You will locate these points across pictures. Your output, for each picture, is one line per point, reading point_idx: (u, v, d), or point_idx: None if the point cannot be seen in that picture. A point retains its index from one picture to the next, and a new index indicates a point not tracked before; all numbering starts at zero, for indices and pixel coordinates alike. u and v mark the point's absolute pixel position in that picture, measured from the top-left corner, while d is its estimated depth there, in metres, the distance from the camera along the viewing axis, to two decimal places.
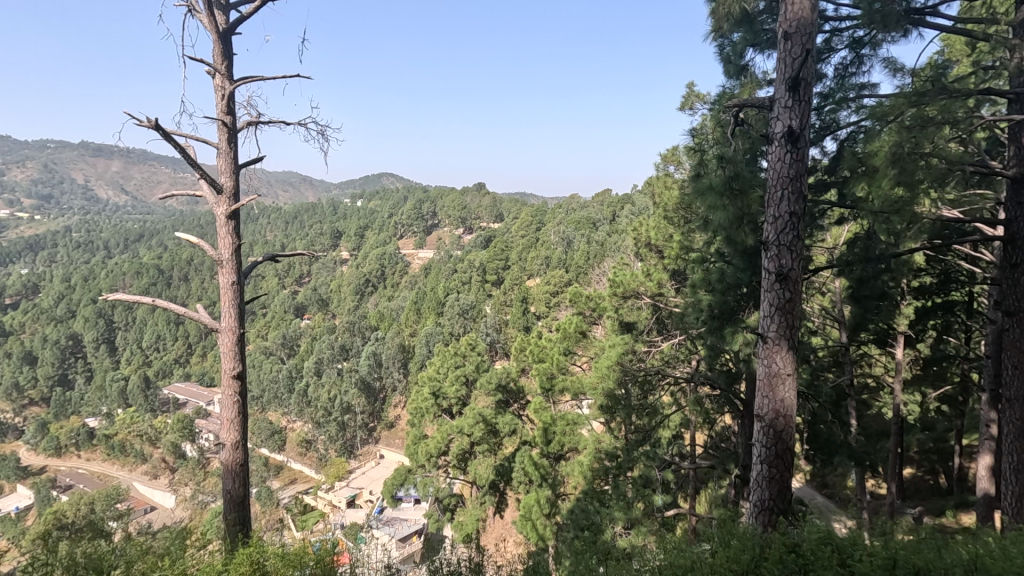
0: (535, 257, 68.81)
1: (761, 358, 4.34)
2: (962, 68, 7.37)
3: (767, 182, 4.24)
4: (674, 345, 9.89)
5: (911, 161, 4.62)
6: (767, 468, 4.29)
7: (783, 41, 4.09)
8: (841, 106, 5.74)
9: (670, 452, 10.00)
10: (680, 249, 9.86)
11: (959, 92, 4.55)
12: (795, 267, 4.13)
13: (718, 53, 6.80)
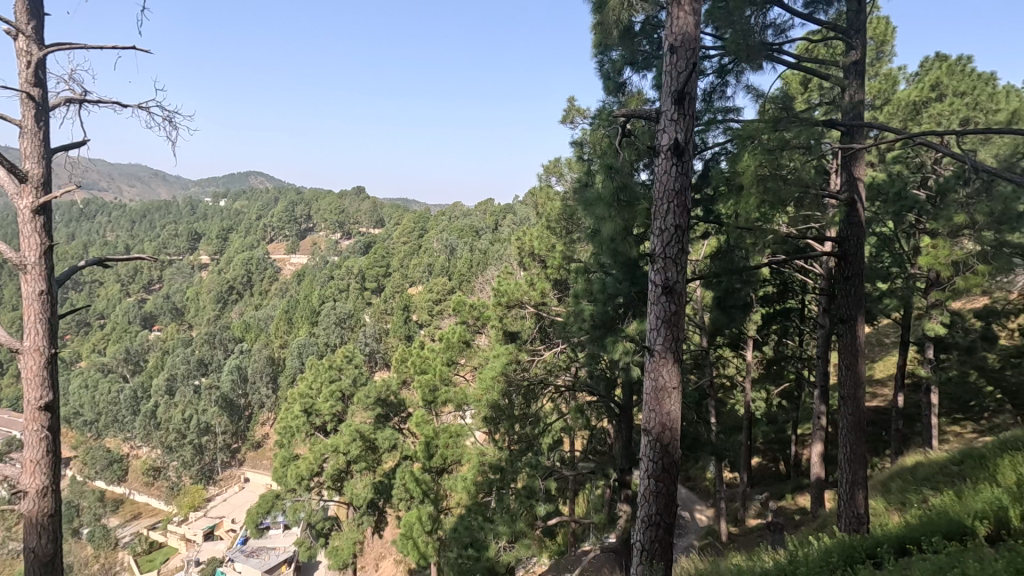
0: (416, 263, 67.62)
1: (649, 372, 4.40)
2: (800, 103, 8.38)
3: (654, 194, 4.33)
4: (556, 353, 10.03)
5: (772, 181, 4.99)
6: (654, 482, 4.33)
7: (669, 54, 4.21)
8: (710, 127, 6.21)
9: (552, 459, 10.13)
10: (562, 259, 10.12)
11: (809, 121, 5.03)
12: (679, 280, 4.25)
13: (599, 69, 6.99)
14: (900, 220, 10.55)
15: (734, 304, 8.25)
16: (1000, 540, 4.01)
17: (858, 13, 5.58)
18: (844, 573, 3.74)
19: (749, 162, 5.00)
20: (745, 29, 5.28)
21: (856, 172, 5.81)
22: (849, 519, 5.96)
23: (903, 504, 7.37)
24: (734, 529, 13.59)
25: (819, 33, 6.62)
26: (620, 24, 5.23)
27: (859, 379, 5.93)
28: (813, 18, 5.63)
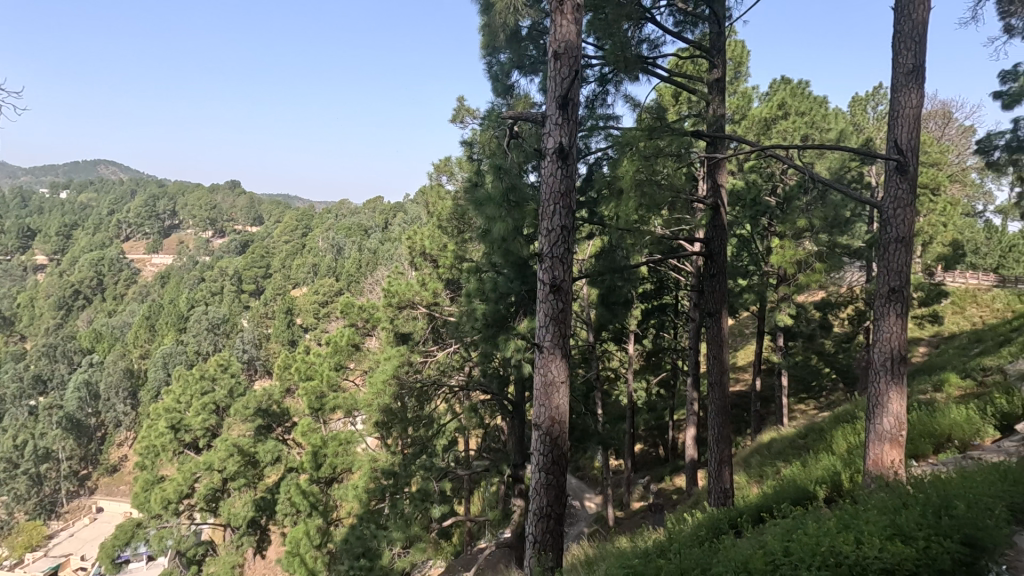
0: (300, 263, 63.88)
1: (538, 368, 4.52)
2: (671, 115, 9.11)
3: (541, 196, 4.46)
4: (449, 354, 9.98)
5: (648, 185, 5.34)
6: (545, 475, 4.46)
7: (554, 60, 4.35)
8: (593, 133, 6.53)
9: (447, 460, 10.10)
10: (454, 259, 10.15)
11: (679, 131, 5.46)
12: (566, 279, 4.41)
13: (488, 71, 7.07)
14: (755, 224, 11.87)
15: (617, 301, 8.76)
16: (834, 500, 4.64)
17: (720, 35, 6.15)
18: (714, 543, 4.11)
19: (628, 167, 5.31)
20: (622, 41, 5.61)
21: (719, 179, 6.41)
22: (718, 494, 6.57)
23: (760, 477, 8.30)
24: (620, 512, 14.47)
25: (687, 50, 7.22)
26: (507, 28, 5.24)
27: (723, 366, 6.55)
28: (682, 36, 6.11)
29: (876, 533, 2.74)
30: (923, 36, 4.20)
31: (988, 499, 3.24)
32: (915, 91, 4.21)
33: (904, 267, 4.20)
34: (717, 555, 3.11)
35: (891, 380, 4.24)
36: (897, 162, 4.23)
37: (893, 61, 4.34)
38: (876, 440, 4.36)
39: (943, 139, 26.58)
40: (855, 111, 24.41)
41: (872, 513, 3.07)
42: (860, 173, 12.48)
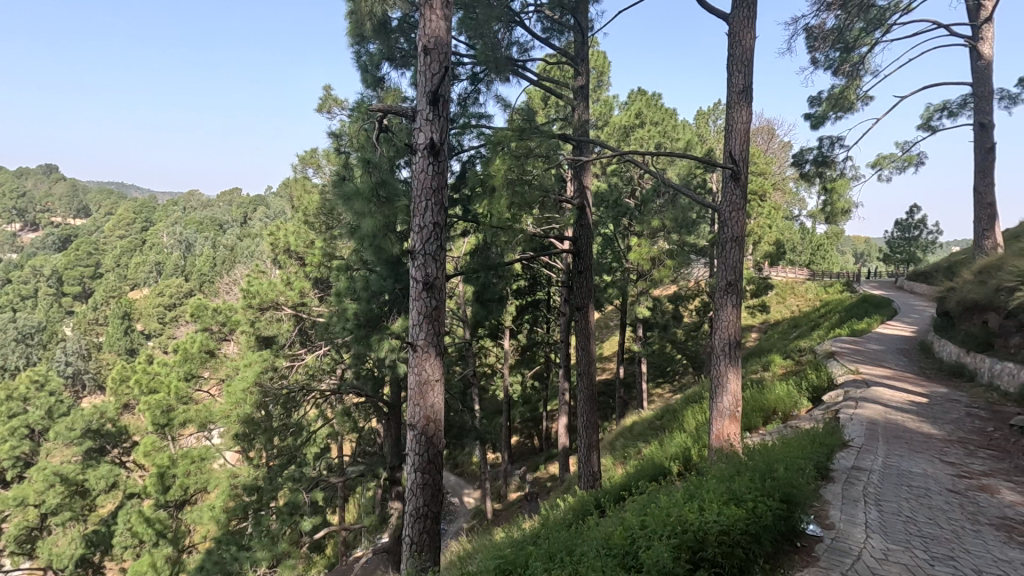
0: (139, 262, 56.35)
1: (412, 367, 4.45)
2: (540, 117, 9.49)
3: (412, 192, 4.38)
4: (319, 356, 9.44)
5: (518, 185, 5.49)
6: (421, 475, 4.40)
7: (423, 55, 4.29)
8: (465, 131, 6.60)
9: (318, 468, 9.55)
10: (322, 257, 9.60)
11: (547, 133, 5.68)
12: (439, 276, 4.39)
13: (356, 60, 6.78)
14: (617, 223, 12.78)
15: (491, 297, 8.91)
16: (685, 473, 5.15)
17: (583, 45, 6.51)
18: (583, 523, 4.35)
19: (499, 165, 5.42)
20: (492, 42, 5.71)
21: (584, 182, 6.78)
22: (587, 478, 6.98)
23: (624, 458, 8.96)
24: (498, 505, 14.77)
25: (554, 57, 7.55)
26: (376, 17, 5.05)
27: (591, 357, 6.95)
28: (549, 43, 6.38)
29: (717, 499, 3.07)
30: (751, 60, 4.80)
31: (801, 460, 3.81)
32: (745, 108, 4.81)
33: (737, 264, 4.78)
34: (582, 535, 3.29)
35: (729, 362, 4.80)
36: (731, 171, 4.80)
37: (728, 81, 4.92)
38: (718, 416, 4.92)
39: (768, 153, 30.73)
40: (700, 124, 27.31)
41: (713, 482, 3.45)
42: (704, 179, 14.01)
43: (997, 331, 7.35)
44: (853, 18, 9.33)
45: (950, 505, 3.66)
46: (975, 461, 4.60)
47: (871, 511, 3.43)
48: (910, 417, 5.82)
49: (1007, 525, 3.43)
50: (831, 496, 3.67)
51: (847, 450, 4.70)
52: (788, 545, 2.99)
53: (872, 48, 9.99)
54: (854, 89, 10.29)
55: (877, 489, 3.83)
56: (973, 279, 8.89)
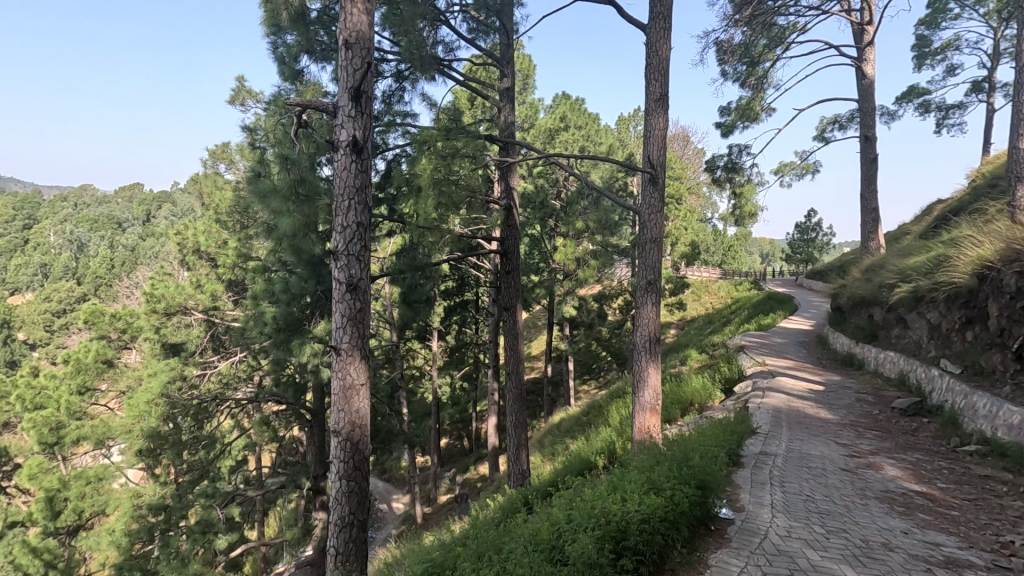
0: (21, 264, 50.63)
1: (335, 371, 4.29)
2: (466, 118, 9.49)
3: (334, 190, 4.24)
4: (233, 363, 8.89)
5: (445, 185, 5.44)
6: (346, 482, 4.26)
7: (345, 49, 4.16)
8: (390, 129, 6.49)
9: (234, 482, 9.00)
10: (237, 257, 9.08)
11: (473, 134, 5.67)
12: (363, 277, 4.27)
13: (272, 51, 6.46)
14: (544, 224, 13.00)
15: (418, 298, 8.77)
16: (610, 466, 5.33)
17: (509, 47, 6.58)
18: (512, 520, 4.39)
19: (425, 165, 5.35)
20: (417, 40, 5.63)
21: (511, 183, 6.84)
22: (517, 476, 7.05)
23: (553, 455, 9.14)
24: (428, 509, 14.59)
25: (480, 58, 7.58)
26: None
27: (519, 356, 7.01)
28: (475, 44, 6.39)
29: (638, 489, 3.20)
30: (667, 70, 5.04)
31: (715, 449, 4.05)
32: (662, 116, 5.05)
33: (656, 263, 5.00)
34: (511, 532, 3.32)
35: (649, 358, 5.02)
36: (650, 175, 5.02)
37: (646, 89, 5.14)
38: (640, 410, 5.13)
39: (683, 159, 32.45)
40: (621, 129, 28.34)
41: (635, 473, 3.59)
42: (626, 182, 14.56)
43: (880, 324, 8.17)
44: (757, 34, 10.06)
45: (843, 483, 4.02)
46: (863, 441, 5.09)
47: (775, 492, 3.71)
48: (809, 403, 6.34)
49: (890, 497, 3.82)
50: (742, 480, 3.93)
51: (755, 437, 5.04)
52: (703, 529, 3.17)
53: (774, 64, 10.81)
54: (759, 101, 11.08)
55: (781, 471, 4.14)
56: (860, 277, 9.83)
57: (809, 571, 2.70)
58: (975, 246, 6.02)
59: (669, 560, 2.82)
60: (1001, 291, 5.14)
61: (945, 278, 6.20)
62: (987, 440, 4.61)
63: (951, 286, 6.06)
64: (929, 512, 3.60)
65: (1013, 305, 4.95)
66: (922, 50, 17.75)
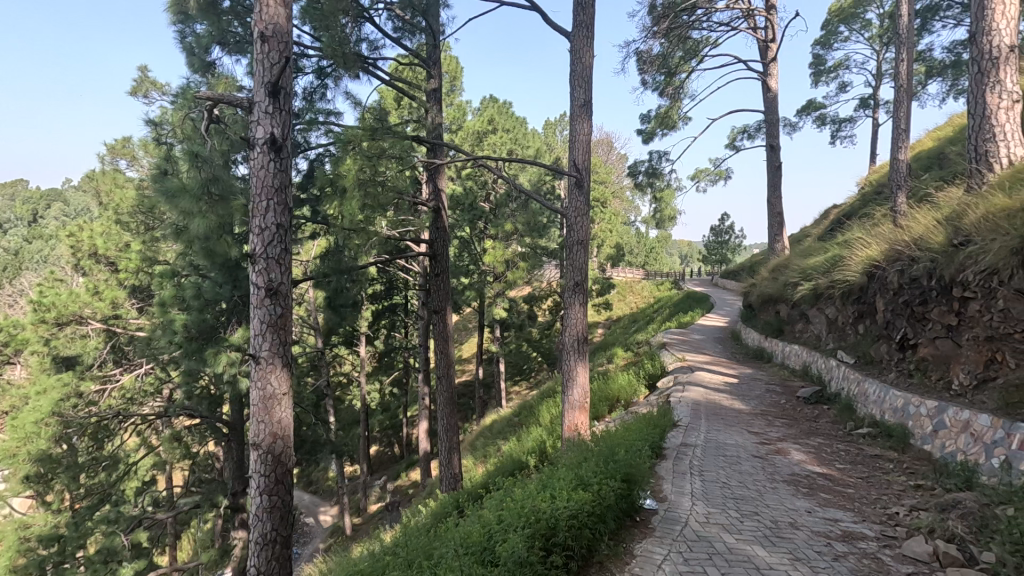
0: None
1: (254, 382, 4.07)
2: (392, 118, 9.33)
3: (250, 190, 4.03)
4: (137, 377, 8.20)
5: (371, 186, 5.30)
6: (268, 498, 4.04)
7: (260, 42, 3.97)
8: (311, 127, 6.29)
9: (140, 505, 8.31)
10: (141, 261, 8.40)
11: (400, 134, 5.58)
12: (284, 281, 4.08)
13: (179, 41, 6.05)
14: (473, 226, 12.99)
15: (344, 303, 8.49)
16: (541, 465, 5.40)
17: (435, 47, 6.60)
18: (444, 525, 4.34)
19: (350, 165, 5.19)
20: (339, 36, 5.47)
21: (439, 184, 6.78)
22: (450, 480, 7.00)
23: (485, 457, 9.14)
24: (357, 519, 14.14)
25: (405, 58, 7.48)
26: None
27: (450, 359, 6.95)
28: (400, 43, 6.31)
29: (566, 486, 3.26)
30: (590, 77, 5.20)
31: (639, 443, 4.22)
32: (586, 121, 5.20)
33: (583, 265, 5.13)
34: (441, 537, 3.29)
35: (577, 358, 5.14)
36: (575, 178, 5.15)
37: (571, 94, 5.27)
38: (569, 408, 5.25)
39: (607, 164, 33.57)
40: (548, 134, 28.86)
41: (563, 470, 3.66)
42: (553, 185, 14.84)
43: (786, 319, 8.84)
44: (673, 46, 10.59)
45: (755, 469, 4.31)
46: (772, 429, 5.47)
47: (695, 481, 3.91)
48: (725, 395, 6.74)
49: (796, 480, 4.13)
50: (664, 472, 4.11)
51: (676, 429, 5.29)
52: (629, 520, 3.28)
53: (689, 75, 11.42)
54: (676, 110, 11.66)
55: (700, 461, 4.37)
56: (768, 276, 10.57)
57: (724, 552, 2.87)
58: (864, 247, 6.65)
59: (597, 552, 2.89)
60: (886, 287, 5.71)
61: (840, 277, 6.80)
62: (876, 422, 5.10)
63: (845, 284, 6.66)
64: (830, 490, 3.92)
65: (896, 300, 5.52)
66: (819, 67, 19.40)
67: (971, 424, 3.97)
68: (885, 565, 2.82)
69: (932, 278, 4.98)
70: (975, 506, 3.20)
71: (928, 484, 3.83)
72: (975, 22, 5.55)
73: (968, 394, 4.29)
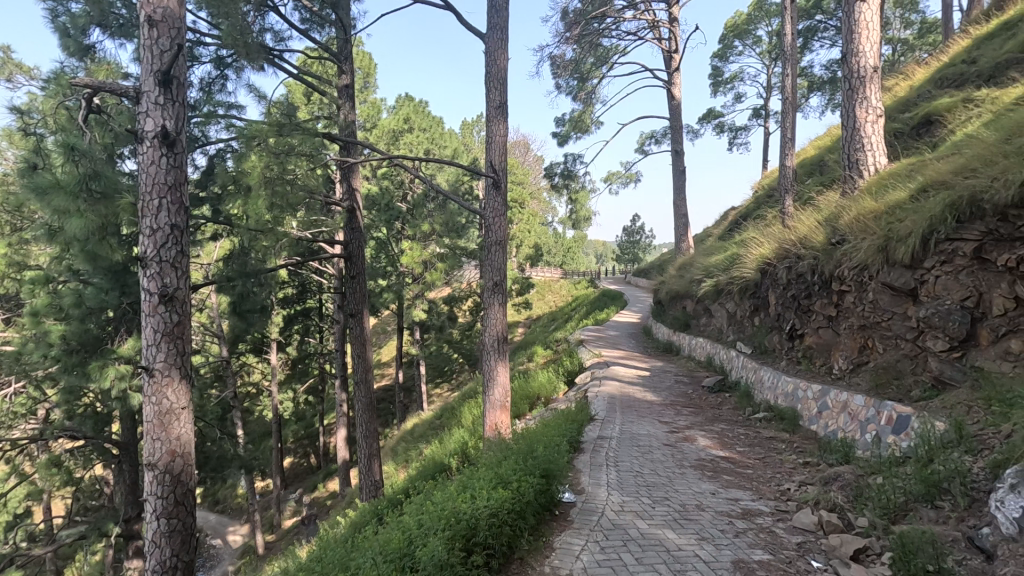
0: None
1: (147, 397, 3.73)
2: (301, 114, 8.94)
3: (138, 187, 3.69)
4: (5, 397, 7.27)
5: (278, 184, 5.03)
6: (165, 522, 3.71)
7: (147, 27, 3.65)
8: (210, 121, 5.93)
9: (12, 542, 7.38)
10: (8, 267, 7.45)
11: (310, 131, 5.35)
12: (181, 286, 3.77)
13: (50, 21, 5.41)
14: (390, 227, 12.71)
15: (251, 308, 8.01)
16: (463, 466, 5.38)
17: (346, 42, 6.35)
18: (363, 534, 4.20)
19: (254, 161, 4.90)
20: (240, 25, 5.15)
21: (353, 184, 6.57)
22: (370, 488, 6.79)
23: (406, 461, 8.97)
24: (270, 537, 13.39)
25: (314, 51, 7.19)
26: None
27: (368, 364, 6.75)
28: (308, 35, 6.05)
29: (486, 485, 3.27)
30: (505, 79, 5.25)
31: (557, 438, 4.32)
32: (502, 123, 5.25)
33: (501, 265, 5.17)
34: (359, 547, 3.19)
35: (498, 357, 5.18)
36: (492, 179, 5.18)
37: (487, 95, 5.30)
38: (491, 408, 5.28)
39: (525, 165, 34.11)
40: (466, 134, 28.84)
41: (483, 470, 3.67)
42: (471, 186, 14.85)
43: (692, 314, 9.40)
44: (585, 53, 10.96)
45: (665, 456, 4.55)
46: (681, 418, 5.80)
47: (611, 472, 4.06)
48: (638, 388, 7.06)
49: (703, 465, 4.40)
50: (582, 465, 4.24)
51: (593, 423, 5.48)
52: (548, 514, 3.35)
53: (600, 81, 11.85)
54: (589, 114, 12.07)
55: (615, 452, 4.55)
56: (675, 274, 11.20)
57: (637, 538, 3.01)
58: (758, 246, 7.22)
59: (517, 549, 2.92)
60: (777, 283, 6.23)
61: (738, 273, 7.34)
62: (771, 407, 5.55)
63: (742, 280, 7.21)
64: (732, 473, 4.22)
65: (786, 294, 6.04)
66: (717, 78, 20.83)
67: (849, 404, 4.43)
68: (779, 537, 3.08)
69: (814, 274, 5.51)
70: (852, 477, 3.56)
71: (814, 461, 4.23)
72: (846, 43, 6.21)
73: (846, 377, 4.78)
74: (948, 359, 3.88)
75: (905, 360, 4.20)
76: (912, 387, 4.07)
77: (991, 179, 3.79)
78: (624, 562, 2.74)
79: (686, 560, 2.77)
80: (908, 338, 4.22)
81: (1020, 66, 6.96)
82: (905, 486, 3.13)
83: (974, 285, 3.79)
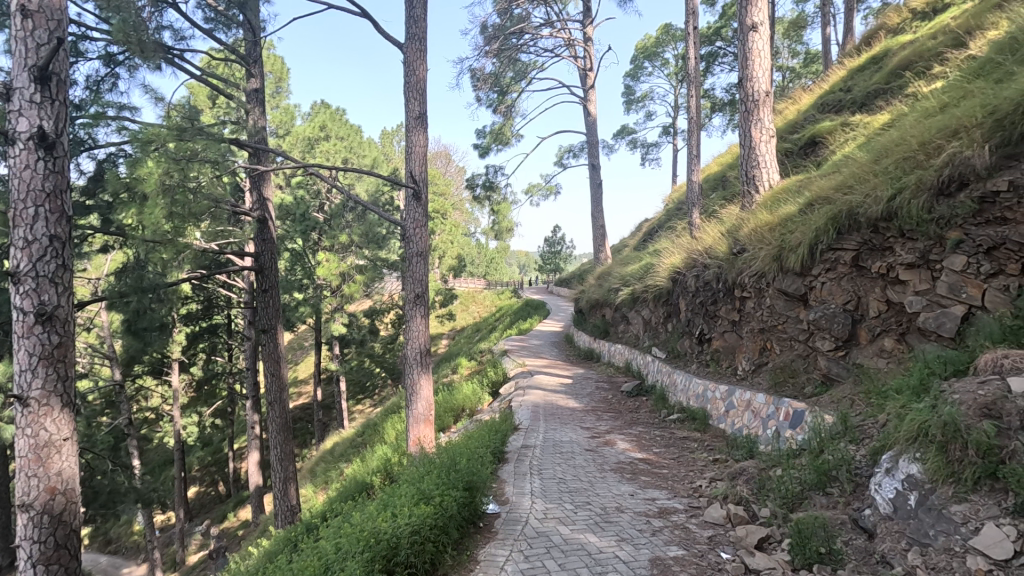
0: None
1: (20, 429, 3.32)
2: (207, 117, 8.41)
3: (11, 195, 3.32)
4: None
5: (178, 193, 4.67)
6: (43, 568, 3.29)
7: (20, 18, 3.29)
8: (98, 123, 5.46)
9: None
10: None
11: (214, 136, 5.04)
12: (61, 304, 3.40)
13: None
14: (306, 238, 12.21)
15: (149, 326, 7.37)
16: (385, 483, 5.22)
17: (255, 45, 6.08)
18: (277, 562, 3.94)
19: (151, 167, 4.52)
20: (134, 20, 4.77)
21: (264, 193, 6.22)
22: (285, 514, 6.42)
23: (326, 483, 8.59)
24: None
25: (219, 52, 6.79)
26: None
27: (282, 382, 6.38)
28: (211, 35, 5.72)
29: (407, 503, 3.19)
30: (425, 90, 5.22)
31: (480, 450, 4.30)
32: (422, 134, 5.21)
33: (423, 277, 5.09)
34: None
35: (420, 370, 5.09)
36: (413, 190, 5.11)
37: (405, 106, 5.25)
38: (414, 422, 5.18)
39: (447, 176, 34.04)
40: (385, 144, 28.30)
41: (404, 487, 3.58)
42: (391, 196, 14.59)
43: (611, 322, 9.73)
44: (504, 67, 11.15)
45: (587, 461, 4.66)
46: (602, 423, 5.97)
47: (534, 480, 4.11)
48: (561, 396, 7.19)
49: (622, 467, 4.55)
50: (506, 475, 4.26)
51: (517, 433, 5.52)
52: (472, 527, 3.33)
53: (519, 95, 12.08)
54: (509, 127, 12.26)
55: (538, 461, 4.60)
56: (595, 283, 11.57)
57: (560, 545, 3.05)
58: (668, 256, 7.62)
59: (440, 565, 2.87)
60: (687, 290, 6.60)
61: (652, 282, 7.70)
62: (684, 408, 5.84)
63: (656, 288, 7.57)
64: (649, 473, 4.40)
65: (694, 300, 6.42)
66: (629, 97, 21.91)
67: (751, 402, 4.76)
68: (691, 532, 3.23)
69: (719, 282, 5.90)
70: (756, 471, 3.83)
71: (722, 457, 4.49)
72: (742, 69, 6.74)
73: (748, 377, 5.13)
74: (834, 357, 4.27)
75: (799, 359, 4.59)
76: (805, 384, 4.44)
77: (864, 195, 4.26)
78: (547, 569, 2.77)
79: (607, 563, 2.84)
80: (801, 339, 4.62)
81: (886, 95, 7.87)
82: (801, 477, 3.39)
83: (854, 290, 4.21)
